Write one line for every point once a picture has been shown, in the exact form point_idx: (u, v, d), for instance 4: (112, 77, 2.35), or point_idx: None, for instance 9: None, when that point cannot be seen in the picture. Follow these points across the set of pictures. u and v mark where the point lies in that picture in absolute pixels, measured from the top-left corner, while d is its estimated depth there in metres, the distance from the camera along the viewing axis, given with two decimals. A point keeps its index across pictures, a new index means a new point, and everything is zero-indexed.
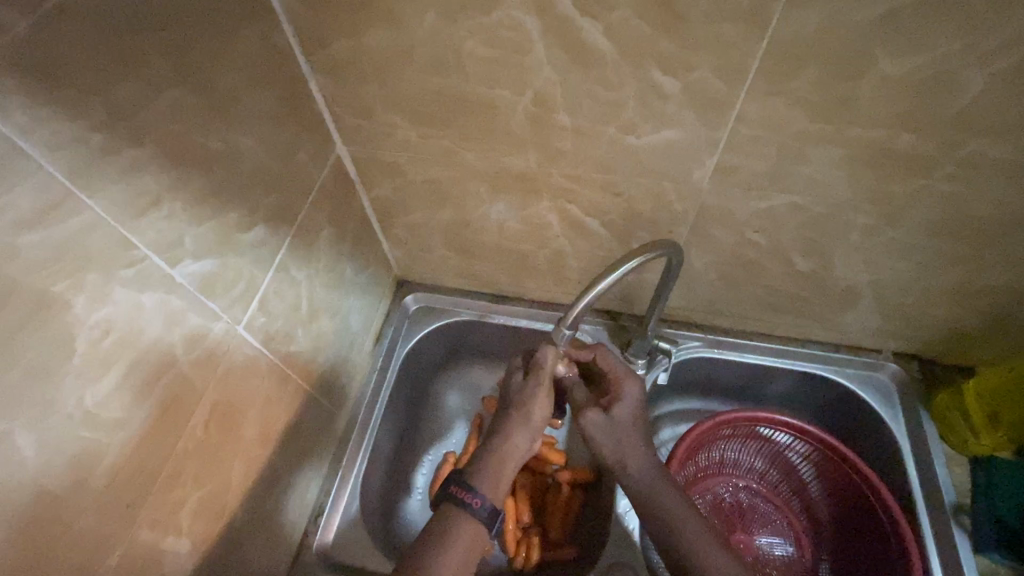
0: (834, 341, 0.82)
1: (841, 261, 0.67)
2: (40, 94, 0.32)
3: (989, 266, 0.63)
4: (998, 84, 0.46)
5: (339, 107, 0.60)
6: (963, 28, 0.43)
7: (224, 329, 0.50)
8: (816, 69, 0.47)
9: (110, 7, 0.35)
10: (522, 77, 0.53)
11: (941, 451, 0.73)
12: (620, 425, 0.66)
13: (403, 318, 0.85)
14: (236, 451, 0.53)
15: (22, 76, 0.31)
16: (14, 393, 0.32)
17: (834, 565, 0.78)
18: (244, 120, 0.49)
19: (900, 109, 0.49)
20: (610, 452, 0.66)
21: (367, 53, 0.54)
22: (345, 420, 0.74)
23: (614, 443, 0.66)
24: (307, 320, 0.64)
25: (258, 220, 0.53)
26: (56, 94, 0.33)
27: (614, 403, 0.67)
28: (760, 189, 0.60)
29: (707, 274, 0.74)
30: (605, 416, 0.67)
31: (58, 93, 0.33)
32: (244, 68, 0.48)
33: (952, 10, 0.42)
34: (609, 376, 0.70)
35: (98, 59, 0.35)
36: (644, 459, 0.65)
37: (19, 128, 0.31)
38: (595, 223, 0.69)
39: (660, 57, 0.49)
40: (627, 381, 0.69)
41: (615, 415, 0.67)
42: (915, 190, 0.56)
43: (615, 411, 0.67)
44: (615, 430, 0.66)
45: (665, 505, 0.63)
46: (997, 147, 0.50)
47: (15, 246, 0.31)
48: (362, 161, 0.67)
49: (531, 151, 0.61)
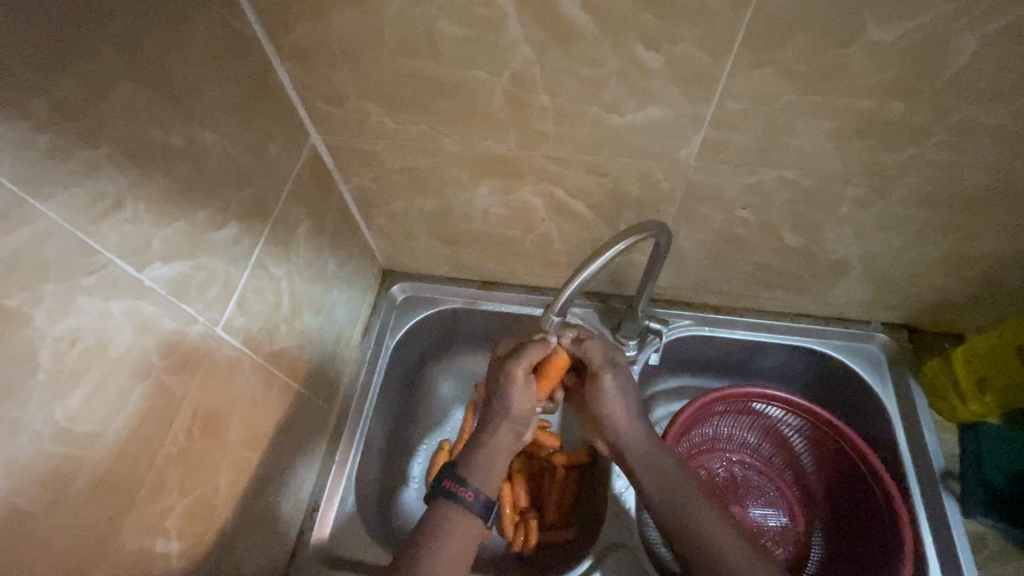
0: (827, 315, 0.82)
1: (831, 235, 0.66)
2: None
3: (981, 234, 0.62)
4: (992, 49, 0.44)
5: (310, 94, 0.58)
6: None
7: (202, 331, 0.48)
8: (804, 38, 0.45)
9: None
10: (498, 57, 0.51)
11: (930, 420, 0.74)
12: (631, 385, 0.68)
13: (392, 308, 0.84)
14: (223, 454, 0.53)
15: None
16: None
17: (827, 533, 0.79)
18: (207, 114, 0.47)
19: (892, 76, 0.47)
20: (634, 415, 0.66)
21: (334, 36, 0.51)
22: (337, 414, 0.74)
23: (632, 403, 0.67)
24: (289, 317, 0.63)
25: (231, 217, 0.51)
26: None
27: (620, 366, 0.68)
28: (749, 165, 0.58)
29: (697, 253, 0.73)
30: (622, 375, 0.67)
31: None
32: (204, 58, 0.46)
33: None
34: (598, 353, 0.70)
35: (35, 56, 0.32)
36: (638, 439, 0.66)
37: None
38: (580, 205, 0.67)
39: (641, 30, 0.46)
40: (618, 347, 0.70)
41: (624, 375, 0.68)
42: (906, 160, 0.55)
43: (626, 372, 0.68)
44: (629, 387, 0.67)
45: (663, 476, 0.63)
46: (991, 113, 0.49)
47: None
48: (338, 150, 0.65)
49: (512, 134, 0.59)
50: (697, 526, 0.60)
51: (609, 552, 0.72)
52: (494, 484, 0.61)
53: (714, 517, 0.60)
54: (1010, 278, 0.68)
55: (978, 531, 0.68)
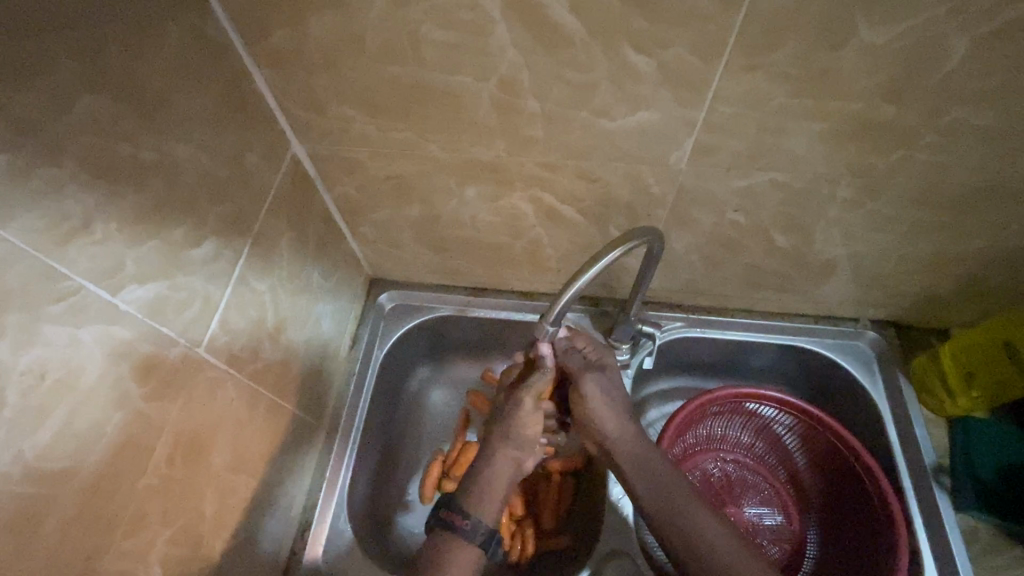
0: (817, 313, 0.82)
1: (821, 235, 0.66)
2: None
3: (967, 232, 0.63)
4: (981, 51, 0.44)
5: (290, 101, 0.56)
6: None
7: (183, 352, 0.46)
8: (795, 40, 0.44)
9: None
10: (485, 63, 0.49)
11: (920, 415, 0.74)
12: (614, 389, 0.69)
13: (379, 318, 0.82)
14: (207, 480, 0.51)
15: None
16: None
17: (822, 530, 0.79)
18: (182, 126, 0.45)
19: (882, 78, 0.47)
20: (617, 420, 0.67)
21: (313, 43, 0.49)
22: (327, 430, 0.72)
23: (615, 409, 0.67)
24: (273, 332, 0.61)
25: (208, 233, 0.49)
26: None
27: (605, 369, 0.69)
28: (740, 168, 0.57)
29: (688, 255, 0.72)
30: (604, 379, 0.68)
31: None
32: (175, 68, 0.44)
33: None
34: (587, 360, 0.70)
35: None
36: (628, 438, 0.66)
37: None
38: (570, 210, 0.66)
39: (632, 33, 0.45)
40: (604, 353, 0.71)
41: (607, 378, 0.68)
42: (896, 161, 0.54)
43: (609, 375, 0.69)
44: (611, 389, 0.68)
45: (652, 471, 0.63)
46: (980, 114, 0.49)
47: None
48: (320, 159, 0.63)
49: (499, 140, 0.57)
50: (687, 525, 0.59)
51: (609, 559, 0.72)
52: (494, 513, 0.59)
53: (705, 514, 0.60)
54: (996, 274, 0.69)
55: (970, 525, 0.69)
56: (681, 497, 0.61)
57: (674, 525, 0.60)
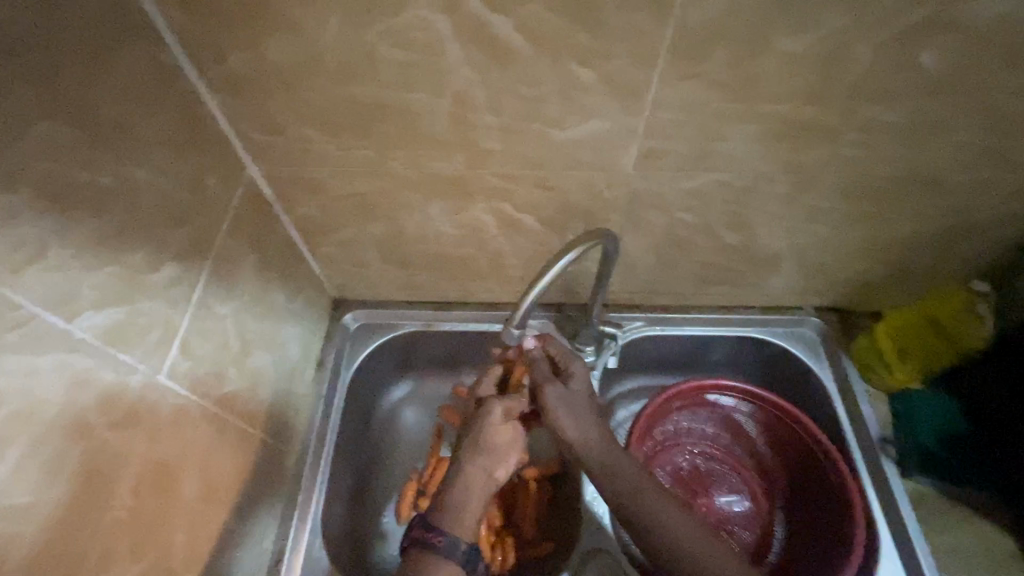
0: (766, 304, 0.87)
1: (763, 230, 0.71)
2: None
3: (890, 220, 0.69)
4: (881, 56, 0.50)
5: (246, 124, 0.56)
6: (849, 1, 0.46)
7: (144, 380, 0.45)
8: (722, 51, 0.49)
9: None
10: (440, 80, 0.52)
11: (864, 392, 0.80)
12: (576, 395, 0.69)
13: (345, 338, 0.81)
14: (176, 513, 0.49)
15: None
16: None
17: (789, 512, 0.83)
18: (139, 150, 0.45)
19: (802, 83, 0.52)
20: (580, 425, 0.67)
21: (270, 66, 0.50)
22: (296, 457, 0.70)
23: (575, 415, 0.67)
24: (238, 358, 0.60)
25: (168, 257, 0.48)
26: None
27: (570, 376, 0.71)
28: (686, 170, 0.62)
29: (644, 257, 0.76)
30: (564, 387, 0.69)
31: None
32: (130, 92, 0.44)
33: None
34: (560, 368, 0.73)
35: None
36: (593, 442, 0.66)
37: None
38: (531, 219, 0.68)
39: (578, 49, 0.49)
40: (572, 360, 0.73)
41: (570, 386, 0.70)
42: (822, 158, 0.60)
43: (574, 383, 0.70)
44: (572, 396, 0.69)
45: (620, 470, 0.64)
46: (888, 111, 0.55)
47: None
48: (279, 181, 0.63)
49: (458, 154, 0.59)
50: (658, 525, 0.60)
51: (593, 556, 0.74)
52: (469, 526, 0.60)
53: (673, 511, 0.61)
54: (919, 256, 0.76)
55: (917, 490, 0.74)
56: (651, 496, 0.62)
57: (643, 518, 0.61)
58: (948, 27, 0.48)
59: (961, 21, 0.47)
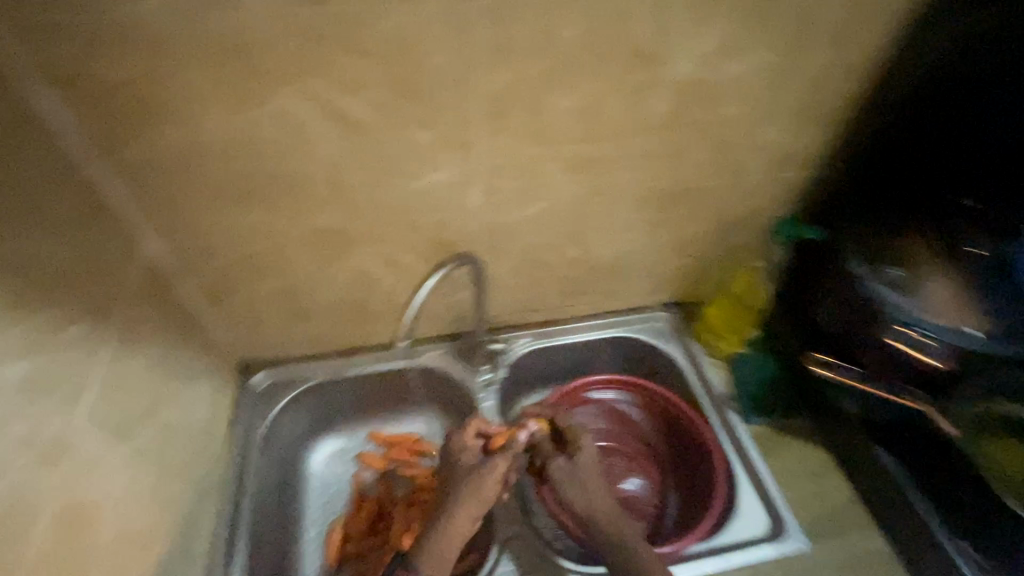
0: (626, 307, 1.04)
1: (596, 244, 0.89)
2: None
3: (690, 220, 0.89)
4: (624, 107, 0.72)
5: (141, 204, 0.68)
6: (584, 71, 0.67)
7: (60, 428, 0.53)
8: (516, 112, 0.69)
9: None
10: (309, 151, 0.67)
11: (707, 362, 0.98)
12: (586, 470, 0.69)
13: (255, 398, 0.87)
14: (93, 558, 0.54)
15: None
16: None
17: (678, 479, 0.94)
18: (49, 225, 0.56)
19: (578, 131, 0.72)
20: (580, 502, 0.68)
21: (165, 149, 0.64)
22: (217, 492, 0.76)
23: (581, 488, 0.68)
24: (147, 415, 0.67)
25: (79, 319, 0.58)
26: None
27: (580, 448, 0.69)
28: (520, 202, 0.79)
29: (511, 279, 0.91)
30: (569, 460, 0.69)
31: None
32: (44, 176, 0.56)
33: (575, 68, 0.67)
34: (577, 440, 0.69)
35: None
36: (597, 500, 0.68)
37: None
38: (410, 259, 0.82)
39: (414, 119, 0.67)
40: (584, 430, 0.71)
41: (577, 458, 0.69)
42: (613, 181, 0.80)
43: (581, 455, 0.69)
44: (580, 473, 0.68)
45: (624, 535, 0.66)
46: (643, 142, 0.76)
47: None
48: (176, 254, 0.74)
49: (333, 209, 0.73)
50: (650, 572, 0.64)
51: (509, 543, 0.79)
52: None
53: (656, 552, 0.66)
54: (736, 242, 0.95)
55: (757, 431, 0.91)
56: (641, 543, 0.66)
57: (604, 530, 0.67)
58: (652, 84, 0.70)
59: (661, 79, 0.70)
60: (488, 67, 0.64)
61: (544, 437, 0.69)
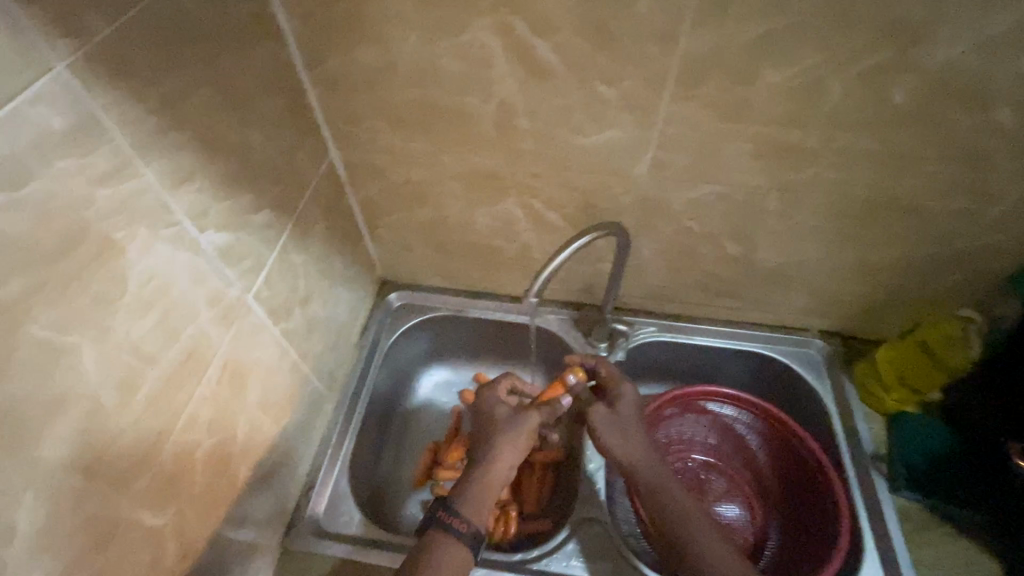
0: (773, 323, 0.92)
1: (762, 245, 0.78)
2: (99, 67, 0.42)
3: (890, 242, 0.74)
4: (853, 91, 0.59)
5: (333, 115, 0.73)
6: (817, 39, 0.56)
7: (237, 297, 0.61)
8: (715, 78, 0.61)
9: (147, 15, 0.46)
10: (488, 89, 0.66)
11: (861, 410, 0.83)
12: (625, 417, 0.73)
13: (388, 313, 0.94)
14: (241, 412, 0.63)
15: (80, 42, 0.41)
16: (43, 311, 0.39)
17: (784, 525, 0.83)
18: (260, 119, 0.62)
19: (783, 111, 0.62)
20: (621, 447, 0.70)
21: (362, 66, 0.67)
22: (340, 388, 0.85)
23: (620, 434, 0.71)
24: (302, 303, 0.75)
25: (266, 206, 0.65)
26: (113, 67, 0.43)
27: (617, 400, 0.75)
28: (689, 181, 0.71)
29: (655, 262, 0.85)
30: (610, 410, 0.73)
31: (117, 68, 0.44)
32: (265, 73, 0.63)
33: (807, 34, 0.56)
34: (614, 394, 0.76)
35: (115, 55, 0.43)
36: (638, 446, 0.70)
37: (93, 95, 0.42)
38: (556, 216, 0.79)
39: (601, 71, 0.62)
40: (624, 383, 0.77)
41: (618, 408, 0.74)
42: (809, 177, 0.68)
43: (620, 406, 0.74)
44: (620, 419, 0.72)
45: (673, 500, 0.67)
46: (863, 138, 0.63)
47: (93, 196, 0.43)
48: (351, 165, 0.80)
49: (496, 152, 0.73)
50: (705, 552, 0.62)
51: (582, 526, 0.77)
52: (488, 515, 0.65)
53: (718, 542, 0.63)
54: (941, 280, 0.78)
55: (906, 506, 0.76)
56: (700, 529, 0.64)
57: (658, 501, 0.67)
58: (901, 69, 0.57)
59: (917, 63, 0.56)
60: (699, 22, 0.56)
61: (584, 389, 0.75)
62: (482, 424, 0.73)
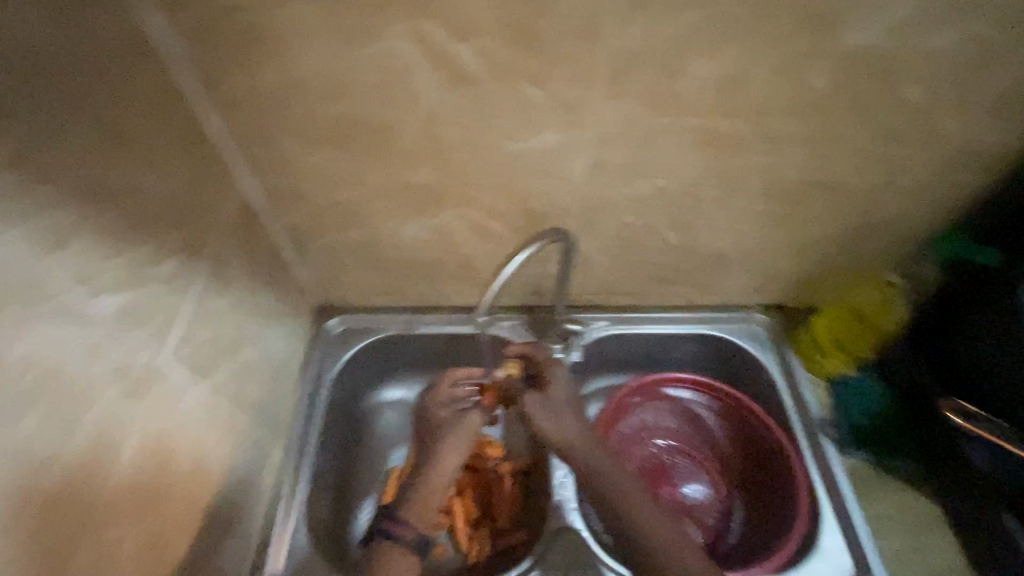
0: (718, 304, 0.93)
1: (703, 233, 0.79)
2: None
3: (819, 218, 0.77)
4: (776, 78, 0.60)
5: (240, 139, 0.66)
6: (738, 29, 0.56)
7: (148, 360, 0.54)
8: (644, 74, 0.59)
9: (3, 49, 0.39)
10: (409, 100, 0.62)
11: (806, 378, 0.87)
12: (557, 400, 0.72)
13: (329, 342, 0.88)
14: (171, 487, 0.56)
15: None
16: None
17: (750, 498, 0.85)
18: (151, 154, 0.55)
19: (712, 102, 0.62)
20: (553, 429, 0.70)
21: (268, 84, 0.61)
22: (285, 430, 0.78)
23: (552, 418, 0.71)
24: (229, 350, 0.68)
25: (170, 253, 0.58)
26: None
27: (549, 383, 0.73)
28: (627, 177, 0.70)
29: (600, 259, 0.84)
30: (542, 395, 0.72)
31: None
32: (150, 101, 0.55)
33: (730, 24, 0.56)
34: (547, 379, 0.74)
35: None
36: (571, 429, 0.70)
37: None
38: (497, 224, 0.76)
39: (528, 73, 0.59)
40: (556, 364, 0.75)
41: (549, 393, 0.72)
42: (742, 164, 0.69)
43: (552, 391, 0.73)
44: (551, 403, 0.71)
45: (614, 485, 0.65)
46: (790, 122, 0.64)
47: None
48: (268, 191, 0.73)
49: (425, 165, 0.68)
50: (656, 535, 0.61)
51: (558, 537, 0.76)
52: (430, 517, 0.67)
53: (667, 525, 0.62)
54: (866, 248, 0.82)
55: (855, 464, 0.80)
56: (647, 513, 0.62)
57: (608, 495, 0.65)
58: (819, 54, 0.58)
59: (831, 47, 0.57)
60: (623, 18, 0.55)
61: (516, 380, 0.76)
62: (426, 428, 0.75)
